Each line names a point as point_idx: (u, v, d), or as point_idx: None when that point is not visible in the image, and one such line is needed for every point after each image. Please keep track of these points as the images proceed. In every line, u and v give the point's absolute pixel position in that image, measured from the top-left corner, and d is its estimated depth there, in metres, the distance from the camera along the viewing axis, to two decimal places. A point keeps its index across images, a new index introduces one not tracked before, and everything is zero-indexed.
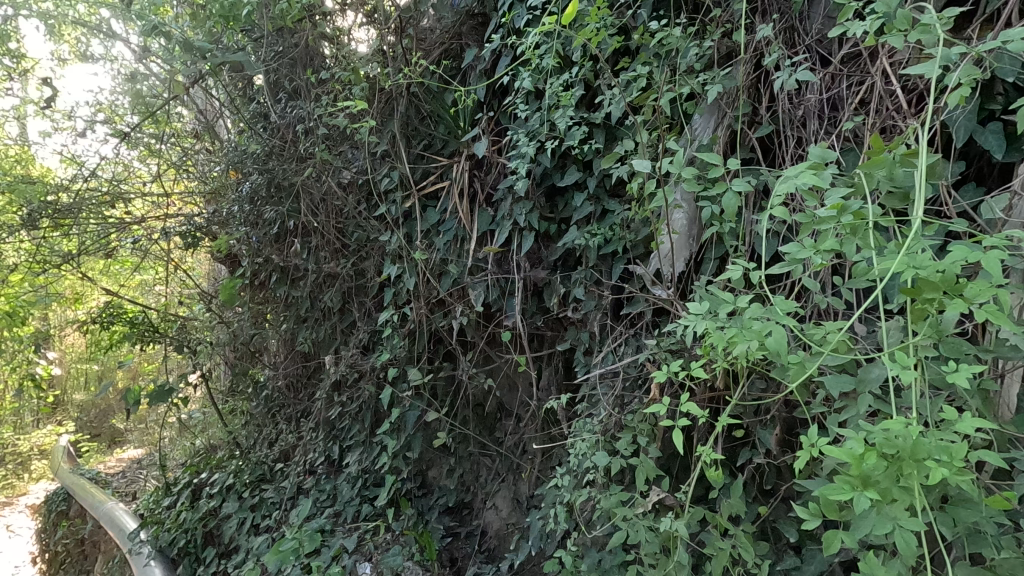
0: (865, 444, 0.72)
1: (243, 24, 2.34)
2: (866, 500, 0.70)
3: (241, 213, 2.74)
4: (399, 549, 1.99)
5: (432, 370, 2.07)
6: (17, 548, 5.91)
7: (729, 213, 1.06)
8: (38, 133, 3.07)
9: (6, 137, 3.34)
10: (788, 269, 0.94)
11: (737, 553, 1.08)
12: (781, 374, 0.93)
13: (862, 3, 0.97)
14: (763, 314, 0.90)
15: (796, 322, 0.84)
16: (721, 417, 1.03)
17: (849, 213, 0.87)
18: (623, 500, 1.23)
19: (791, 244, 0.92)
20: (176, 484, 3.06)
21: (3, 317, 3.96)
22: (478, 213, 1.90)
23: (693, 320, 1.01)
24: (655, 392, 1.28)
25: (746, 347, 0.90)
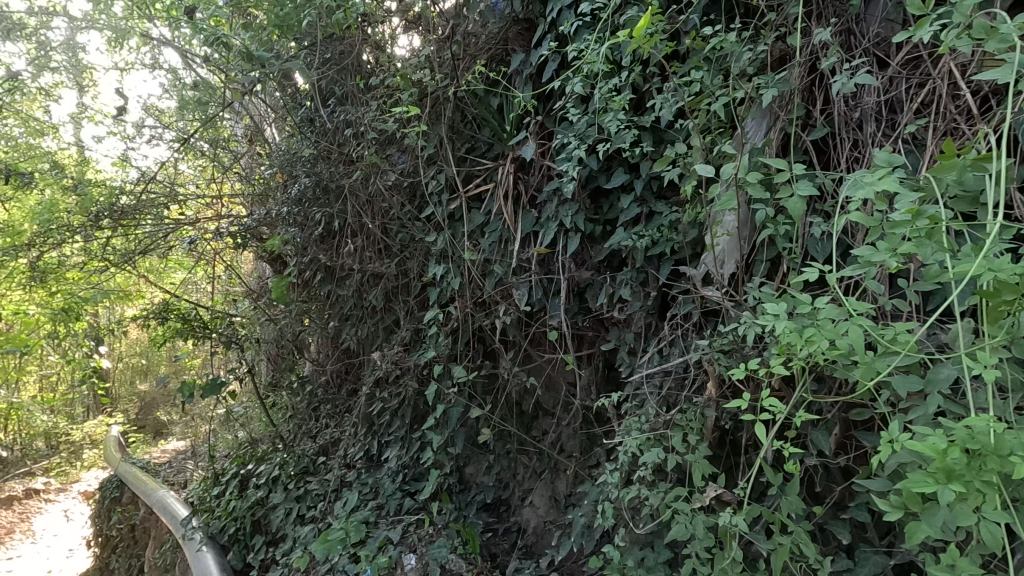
0: (947, 440, 0.76)
1: (296, 33, 2.44)
2: (950, 493, 0.73)
3: (288, 214, 2.84)
4: (443, 542, 2.02)
5: (476, 368, 2.11)
6: (72, 532, 6.25)
7: (795, 216, 1.08)
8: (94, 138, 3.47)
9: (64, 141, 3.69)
10: (860, 272, 0.95)
11: (797, 550, 1.08)
12: (850, 374, 0.95)
13: (936, 11, 0.96)
14: (838, 315, 0.93)
15: (873, 323, 0.88)
16: (799, 413, 1.06)
17: (925, 218, 0.87)
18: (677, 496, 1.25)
19: (864, 247, 0.93)
20: (225, 474, 3.19)
21: (62, 312, 4.17)
22: (523, 215, 1.93)
23: (771, 320, 1.01)
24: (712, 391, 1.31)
25: (818, 347, 0.92)
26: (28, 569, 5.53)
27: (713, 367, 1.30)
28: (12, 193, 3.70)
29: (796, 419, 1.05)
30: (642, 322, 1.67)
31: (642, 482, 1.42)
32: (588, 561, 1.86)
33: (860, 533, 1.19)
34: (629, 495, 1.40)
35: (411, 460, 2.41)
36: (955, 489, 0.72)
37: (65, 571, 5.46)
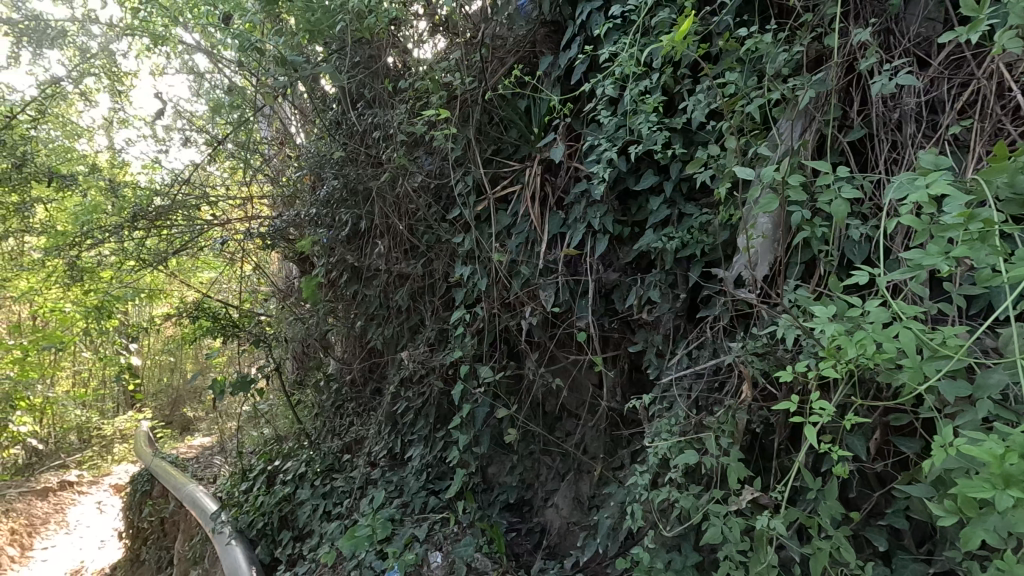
0: (1004, 445, 0.74)
1: (326, 38, 2.49)
2: (1009, 499, 0.72)
3: (317, 215, 2.89)
4: (469, 540, 2.03)
5: (502, 369, 2.13)
6: (104, 523, 6.46)
7: (839, 219, 1.08)
8: (122, 140, 3.65)
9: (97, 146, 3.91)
10: (909, 275, 0.94)
11: (838, 555, 1.07)
12: (899, 378, 0.94)
13: (991, 10, 0.93)
14: (886, 318, 0.92)
15: (924, 326, 0.87)
16: (847, 415, 1.06)
17: (978, 221, 0.86)
18: (711, 498, 1.24)
19: (914, 250, 0.92)
20: (252, 471, 3.27)
21: (95, 310, 4.30)
22: (549, 216, 1.94)
23: (820, 323, 1.00)
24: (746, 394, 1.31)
25: (866, 350, 0.91)
26: (62, 560, 5.70)
27: (747, 370, 1.29)
28: (53, 195, 3.85)
29: (846, 421, 1.05)
30: (670, 324, 1.67)
31: (671, 485, 1.41)
32: (613, 563, 1.86)
33: (898, 539, 1.17)
34: (657, 497, 1.40)
35: (436, 459, 2.43)
36: (1015, 495, 0.71)
37: (97, 562, 5.63)
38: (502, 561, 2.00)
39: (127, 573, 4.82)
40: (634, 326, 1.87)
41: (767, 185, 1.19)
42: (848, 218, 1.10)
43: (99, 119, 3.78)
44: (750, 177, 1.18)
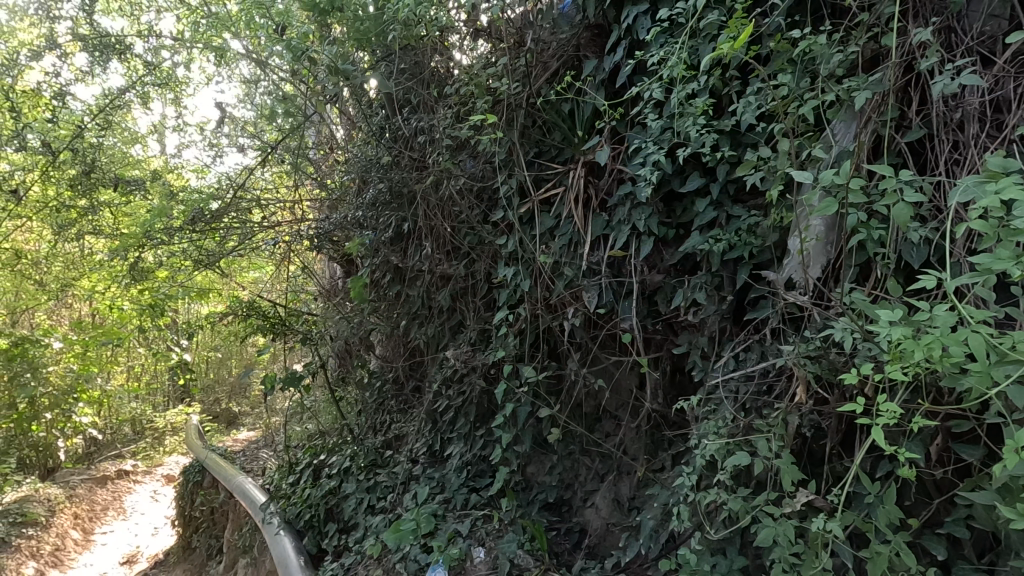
0: None
1: (373, 45, 2.57)
2: None
3: (362, 217, 2.97)
4: (512, 537, 2.06)
5: (544, 369, 2.15)
6: (157, 512, 6.86)
7: (901, 222, 1.07)
8: (176, 145, 3.94)
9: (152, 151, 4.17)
10: (981, 280, 0.93)
11: (898, 559, 1.06)
12: (969, 384, 0.92)
13: None
14: (954, 322, 0.91)
15: (997, 330, 0.86)
16: (914, 419, 1.04)
17: None
18: (763, 500, 1.24)
19: (983, 254, 0.92)
20: (299, 464, 3.40)
21: (151, 307, 4.53)
22: (593, 218, 1.95)
23: (885, 327, 1.00)
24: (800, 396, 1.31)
25: (934, 354, 0.90)
26: (120, 545, 6.07)
27: (800, 373, 1.29)
28: (118, 199, 4.11)
29: (911, 425, 1.04)
30: (715, 326, 1.66)
31: (718, 487, 1.41)
32: (655, 564, 1.86)
33: (958, 549, 1.15)
34: (704, 498, 1.40)
35: (477, 457, 2.48)
36: None
37: (153, 548, 6.01)
38: (544, 558, 2.02)
39: (179, 558, 5.05)
40: (678, 328, 1.88)
41: (823, 187, 1.19)
42: (909, 222, 1.09)
43: (155, 124, 4.03)
44: (808, 180, 1.18)
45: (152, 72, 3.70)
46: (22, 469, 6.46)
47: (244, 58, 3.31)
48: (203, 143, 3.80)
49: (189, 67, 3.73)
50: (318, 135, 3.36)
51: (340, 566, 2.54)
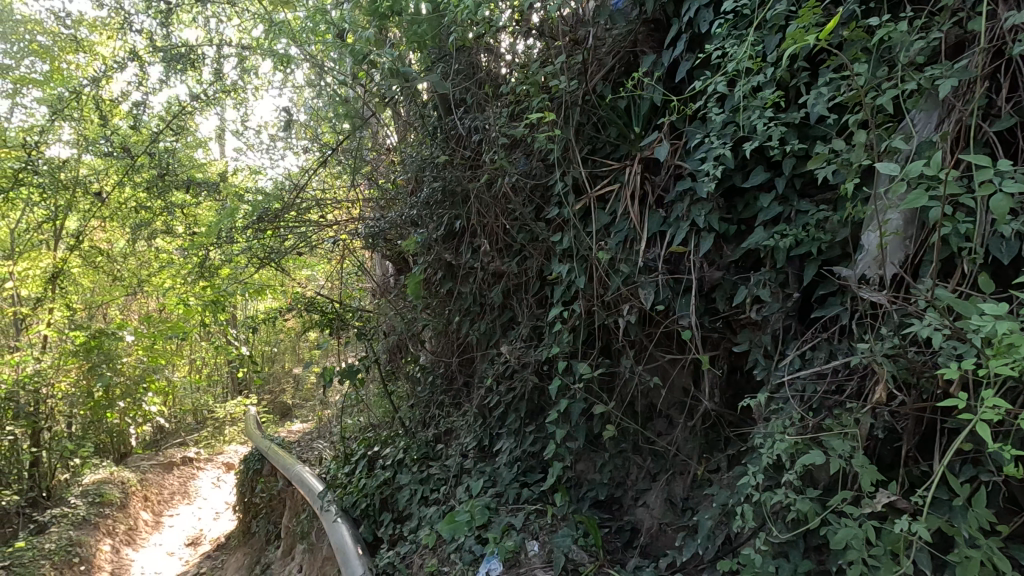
0: None
1: (430, 48, 2.64)
2: None
3: (417, 216, 3.03)
4: (567, 532, 2.06)
5: (598, 366, 2.14)
6: (219, 497, 7.39)
7: (999, 214, 1.02)
8: (237, 148, 4.15)
9: (220, 154, 4.41)
10: None
11: (991, 565, 1.01)
12: None
13: None
14: None
15: None
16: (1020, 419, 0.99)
17: None
18: (840, 500, 1.21)
19: None
20: (354, 455, 3.52)
21: (215, 303, 4.77)
22: (649, 215, 1.93)
23: (989, 322, 0.96)
24: (880, 396, 1.27)
25: None
26: (185, 528, 6.54)
27: (878, 371, 1.25)
28: (191, 200, 4.38)
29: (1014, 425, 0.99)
30: (779, 324, 1.63)
31: (784, 486, 1.38)
32: (712, 566, 1.82)
33: None
34: (770, 497, 1.37)
35: (527, 453, 2.49)
36: None
37: (214, 531, 6.42)
38: (599, 554, 2.01)
39: (239, 542, 5.29)
40: (736, 326, 1.85)
41: (908, 179, 1.15)
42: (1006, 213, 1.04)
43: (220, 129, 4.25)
44: (894, 171, 1.14)
45: (219, 79, 3.90)
46: (100, 452, 7.00)
47: (303, 62, 3.45)
48: (267, 146, 4.01)
49: (253, 74, 3.93)
50: (372, 136, 3.45)
51: (396, 554, 2.60)
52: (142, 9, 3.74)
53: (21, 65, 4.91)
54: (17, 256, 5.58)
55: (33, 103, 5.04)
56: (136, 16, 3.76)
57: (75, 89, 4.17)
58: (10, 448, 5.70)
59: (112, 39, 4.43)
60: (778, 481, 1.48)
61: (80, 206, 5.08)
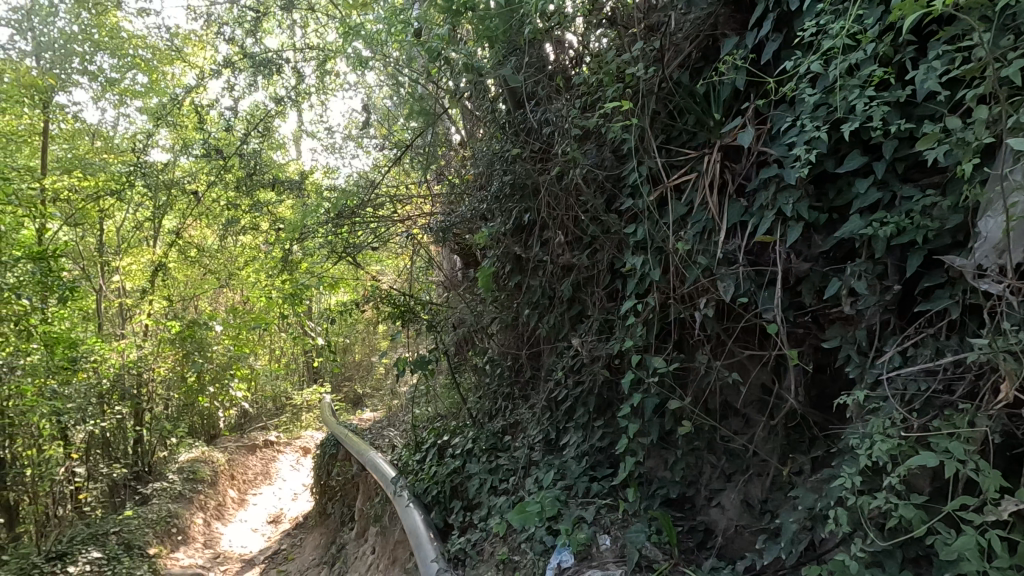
0: None
1: (503, 42, 2.66)
2: None
3: (487, 210, 3.06)
4: (640, 528, 2.02)
5: (672, 360, 2.09)
6: (297, 478, 7.88)
7: None
8: (315, 149, 4.35)
9: (302, 155, 4.66)
10: None
11: None
12: None
13: None
14: None
15: None
16: None
17: None
18: (955, 507, 1.16)
19: None
20: (424, 444, 3.62)
21: (292, 296, 5.04)
22: (730, 204, 1.86)
23: None
24: (1006, 394, 1.19)
25: None
26: (267, 506, 7.02)
27: (1001, 367, 1.18)
28: (277, 199, 4.64)
29: None
30: (876, 319, 1.53)
31: (882, 491, 1.33)
32: (794, 572, 1.74)
33: None
34: (869, 500, 1.32)
35: (595, 447, 2.47)
36: None
37: (293, 511, 6.84)
38: (673, 552, 1.97)
39: (316, 522, 5.58)
40: (825, 322, 1.76)
41: None
42: None
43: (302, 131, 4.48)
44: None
45: (298, 83, 4.10)
46: (192, 433, 7.72)
47: (376, 63, 3.57)
48: (341, 146, 4.19)
49: (330, 76, 4.10)
50: (443, 133, 3.52)
51: (467, 541, 2.66)
52: (230, 20, 3.99)
53: (126, 77, 5.32)
54: (123, 252, 6.20)
55: (135, 111, 5.54)
56: (225, 27, 4.03)
57: (173, 97, 4.49)
58: (119, 427, 6.22)
59: (204, 50, 4.76)
60: (875, 485, 1.40)
61: (178, 206, 5.48)
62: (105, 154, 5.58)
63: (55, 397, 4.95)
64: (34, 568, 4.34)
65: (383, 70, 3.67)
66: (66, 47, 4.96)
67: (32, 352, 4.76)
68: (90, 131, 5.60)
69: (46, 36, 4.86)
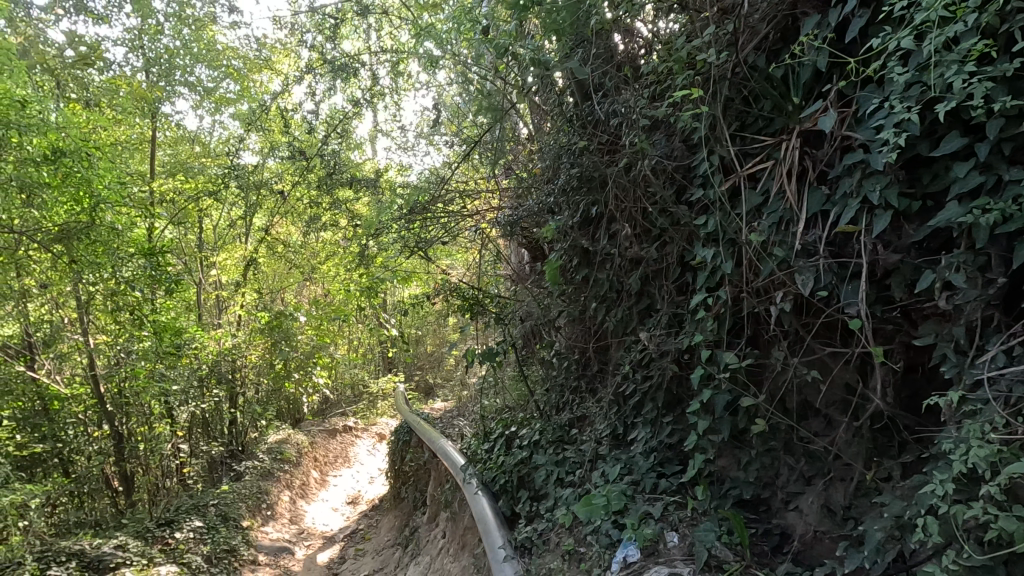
0: None
1: (571, 34, 2.65)
2: None
3: (554, 203, 3.06)
4: (710, 527, 1.98)
5: (745, 356, 2.02)
6: (373, 463, 8.29)
7: None
8: (389, 147, 4.53)
9: (378, 154, 4.86)
10: None
11: None
12: None
13: None
14: None
15: None
16: None
17: None
18: None
19: None
20: (493, 434, 3.70)
21: (367, 289, 5.27)
22: (810, 192, 1.76)
23: None
24: None
25: None
26: (346, 488, 7.46)
27: None
28: (354, 196, 4.87)
29: None
30: (976, 315, 1.41)
31: (978, 500, 1.26)
32: None
33: None
34: (963, 509, 1.26)
35: (664, 444, 2.43)
36: None
37: (370, 493, 7.21)
38: (744, 553, 1.91)
39: (391, 505, 5.83)
40: (917, 318, 1.64)
41: None
42: None
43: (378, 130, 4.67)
44: None
45: (373, 84, 4.28)
46: (279, 416, 8.31)
47: (445, 61, 3.64)
48: (413, 143, 4.34)
49: (404, 77, 4.25)
50: (511, 128, 3.57)
51: (534, 530, 2.69)
52: (312, 27, 4.21)
53: (220, 86, 5.76)
54: (220, 249, 6.71)
55: (229, 118, 5.99)
56: (308, 34, 4.25)
57: (262, 103, 4.80)
58: (217, 408, 6.80)
59: (288, 57, 5.05)
60: (971, 494, 1.31)
61: (267, 204, 5.87)
62: (203, 159, 6.17)
63: (163, 379, 5.49)
64: (148, 531, 4.80)
65: (452, 69, 3.75)
66: (170, 61, 5.39)
67: (143, 338, 5.17)
68: (191, 138, 6.15)
69: (154, 52, 5.36)
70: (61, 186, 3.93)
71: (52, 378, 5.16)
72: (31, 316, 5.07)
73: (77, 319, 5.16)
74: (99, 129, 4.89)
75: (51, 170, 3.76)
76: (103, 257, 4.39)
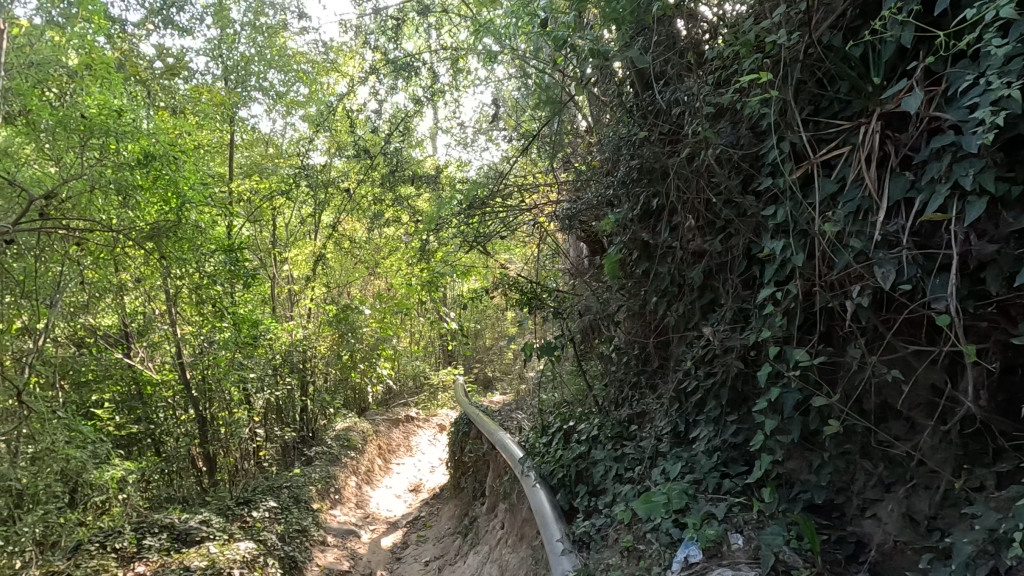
0: None
1: (631, 22, 2.59)
2: None
3: (614, 196, 3.01)
4: (777, 531, 1.90)
5: (817, 353, 1.91)
6: (434, 453, 8.51)
7: None
8: (450, 144, 4.61)
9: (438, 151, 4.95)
10: None
11: None
12: None
13: None
14: None
15: None
16: None
17: None
18: None
19: None
20: (551, 429, 3.70)
21: (427, 283, 5.39)
22: (891, 179, 1.64)
23: None
24: None
25: None
26: (408, 476, 7.71)
27: None
28: (416, 192, 4.99)
29: None
30: None
31: None
32: None
33: None
34: None
35: (728, 443, 2.35)
36: None
37: (431, 482, 7.40)
38: (816, 560, 1.83)
39: (451, 495, 5.96)
40: (1017, 314, 1.50)
41: None
42: None
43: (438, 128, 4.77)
44: None
45: (434, 82, 4.36)
46: (346, 405, 8.67)
47: (503, 56, 3.66)
48: (472, 139, 4.39)
49: (464, 74, 4.31)
50: (569, 121, 3.53)
51: (591, 525, 2.68)
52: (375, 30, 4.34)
53: (291, 90, 6.06)
54: (291, 245, 7.06)
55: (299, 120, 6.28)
56: (371, 36, 4.38)
57: (328, 105, 5.00)
58: (289, 397, 7.20)
59: (352, 59, 5.22)
60: None
61: (335, 202, 6.11)
62: (277, 160, 6.55)
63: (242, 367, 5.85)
64: (229, 509, 5.17)
65: (510, 63, 3.76)
66: (246, 68, 5.88)
67: (224, 329, 5.62)
68: (265, 140, 6.52)
69: (231, 60, 5.84)
70: (152, 188, 4.26)
71: (146, 365, 5.56)
72: (127, 308, 5.29)
73: (166, 311, 5.58)
74: (185, 135, 5.25)
75: (144, 172, 4.07)
76: (189, 254, 4.61)
